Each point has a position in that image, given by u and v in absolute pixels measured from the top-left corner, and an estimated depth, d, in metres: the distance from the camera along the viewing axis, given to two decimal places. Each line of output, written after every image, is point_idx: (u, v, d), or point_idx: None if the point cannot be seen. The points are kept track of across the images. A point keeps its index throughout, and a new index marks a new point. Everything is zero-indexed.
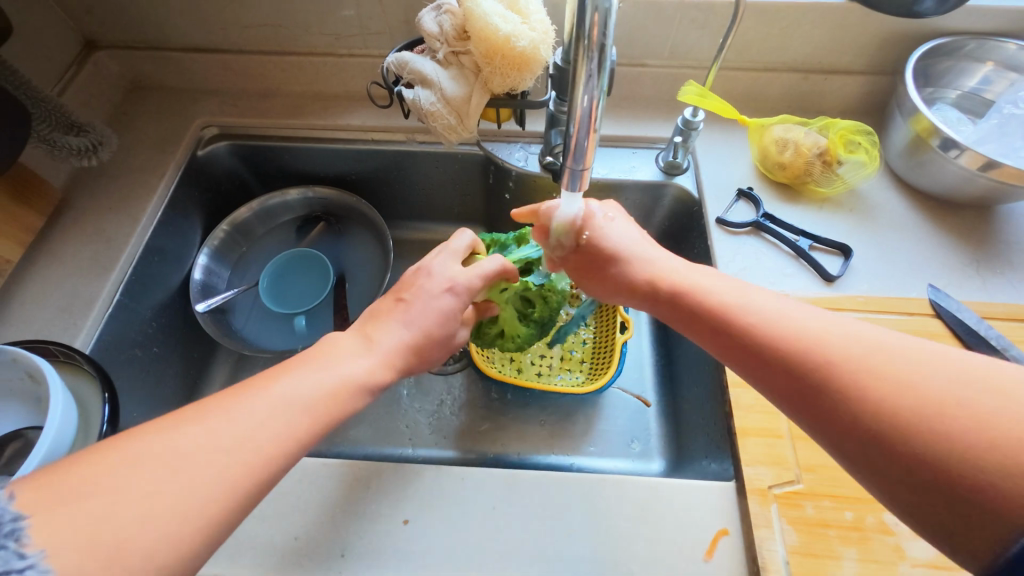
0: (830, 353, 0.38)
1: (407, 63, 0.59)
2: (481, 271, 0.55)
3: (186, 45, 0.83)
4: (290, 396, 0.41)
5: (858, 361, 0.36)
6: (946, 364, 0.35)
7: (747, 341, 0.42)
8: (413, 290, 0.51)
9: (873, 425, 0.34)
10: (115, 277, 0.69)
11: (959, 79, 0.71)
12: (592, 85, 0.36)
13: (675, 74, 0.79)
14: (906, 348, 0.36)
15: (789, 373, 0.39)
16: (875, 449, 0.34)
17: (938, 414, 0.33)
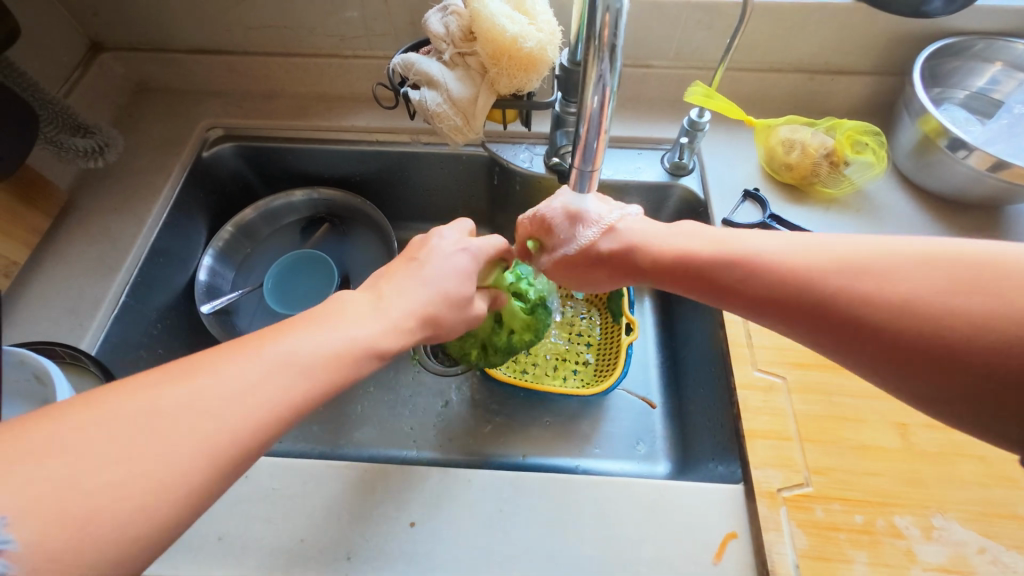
0: (850, 286, 0.40)
1: (413, 65, 0.59)
2: (489, 240, 0.57)
3: (191, 46, 0.83)
4: (292, 354, 0.40)
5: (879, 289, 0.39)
6: (955, 262, 0.38)
7: (767, 289, 0.44)
8: (426, 250, 0.52)
9: (903, 343, 0.38)
10: (121, 277, 0.69)
11: (967, 80, 0.71)
12: (601, 85, 0.36)
13: (681, 74, 0.79)
14: (922, 267, 0.38)
15: (818, 311, 0.41)
16: (910, 364, 0.38)
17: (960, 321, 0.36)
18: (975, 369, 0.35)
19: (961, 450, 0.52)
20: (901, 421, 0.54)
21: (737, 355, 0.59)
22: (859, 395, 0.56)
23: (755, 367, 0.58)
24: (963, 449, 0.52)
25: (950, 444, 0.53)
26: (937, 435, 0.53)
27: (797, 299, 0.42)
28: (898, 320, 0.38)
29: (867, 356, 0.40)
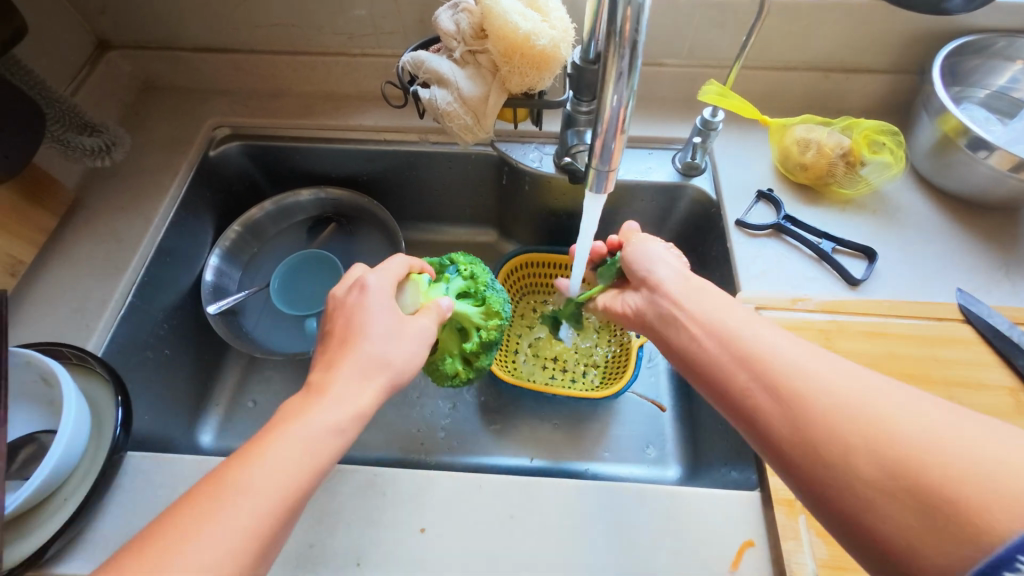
0: (779, 369, 0.38)
1: (423, 63, 0.58)
2: (391, 270, 0.55)
3: (197, 44, 0.83)
4: (312, 432, 0.41)
5: (813, 373, 0.37)
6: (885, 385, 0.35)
7: (706, 346, 0.43)
8: (342, 316, 0.49)
9: (815, 440, 0.35)
10: (127, 277, 0.69)
11: (986, 78, 0.70)
12: (621, 85, 0.36)
13: (693, 73, 0.78)
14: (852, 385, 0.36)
15: (742, 378, 0.40)
16: (817, 457, 0.34)
17: (885, 426, 0.33)
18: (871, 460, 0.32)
19: None
20: None
21: None
22: None
23: None
24: None
25: None
26: None
27: (725, 364, 0.41)
28: (819, 407, 0.35)
29: (775, 442, 0.37)
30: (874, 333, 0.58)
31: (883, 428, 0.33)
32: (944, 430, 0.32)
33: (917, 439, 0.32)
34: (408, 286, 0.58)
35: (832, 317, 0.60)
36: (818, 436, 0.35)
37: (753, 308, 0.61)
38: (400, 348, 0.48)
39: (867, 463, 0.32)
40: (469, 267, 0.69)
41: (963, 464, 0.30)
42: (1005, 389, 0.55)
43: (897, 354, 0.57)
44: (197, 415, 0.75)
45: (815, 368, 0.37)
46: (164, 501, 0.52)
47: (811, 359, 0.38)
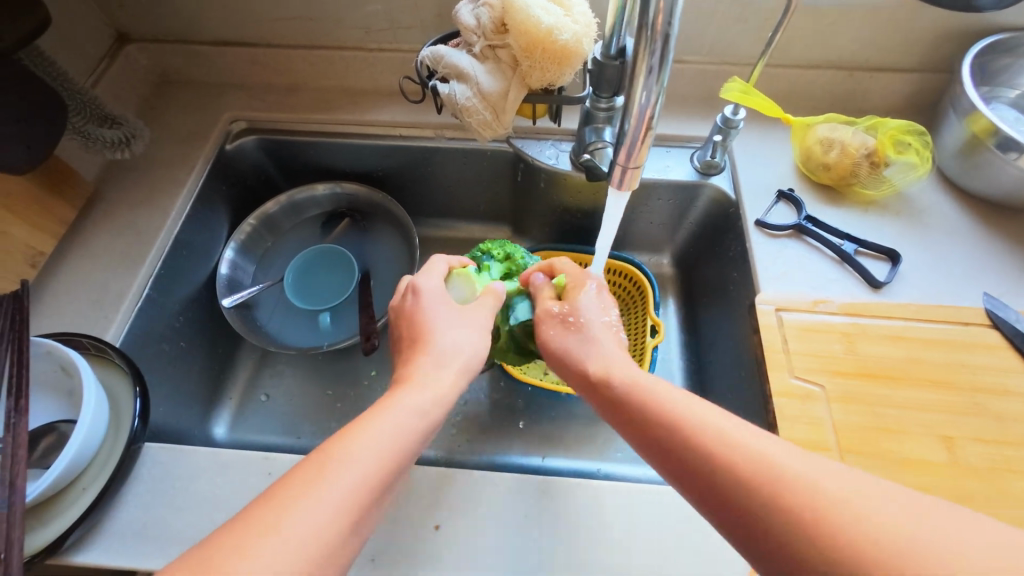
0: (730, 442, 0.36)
1: (442, 57, 0.58)
2: (437, 273, 0.56)
3: (215, 38, 0.83)
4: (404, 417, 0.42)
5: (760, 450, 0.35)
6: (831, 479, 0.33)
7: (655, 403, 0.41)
8: (415, 326, 0.50)
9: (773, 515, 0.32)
10: (145, 270, 0.69)
11: (1016, 78, 0.68)
12: (651, 81, 0.35)
13: (713, 70, 0.77)
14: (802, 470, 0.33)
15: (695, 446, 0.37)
16: (763, 538, 0.32)
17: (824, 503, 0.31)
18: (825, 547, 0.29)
19: (1013, 466, 0.50)
20: (947, 435, 0.52)
21: (773, 362, 0.56)
22: (902, 406, 0.53)
23: (792, 375, 0.55)
24: (1015, 465, 0.50)
25: (1002, 460, 0.50)
26: (987, 450, 0.51)
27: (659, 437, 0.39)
28: (755, 484, 0.33)
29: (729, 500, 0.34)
30: (897, 337, 0.57)
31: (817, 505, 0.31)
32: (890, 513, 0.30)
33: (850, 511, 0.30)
34: (455, 283, 0.60)
35: (854, 320, 0.59)
36: (756, 516, 0.32)
37: (773, 309, 0.60)
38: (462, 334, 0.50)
39: (812, 550, 0.30)
40: (500, 249, 0.70)
41: (898, 538, 0.28)
42: None
43: (922, 359, 0.56)
44: (211, 408, 0.75)
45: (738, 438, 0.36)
46: (180, 493, 0.52)
47: (733, 424, 0.37)
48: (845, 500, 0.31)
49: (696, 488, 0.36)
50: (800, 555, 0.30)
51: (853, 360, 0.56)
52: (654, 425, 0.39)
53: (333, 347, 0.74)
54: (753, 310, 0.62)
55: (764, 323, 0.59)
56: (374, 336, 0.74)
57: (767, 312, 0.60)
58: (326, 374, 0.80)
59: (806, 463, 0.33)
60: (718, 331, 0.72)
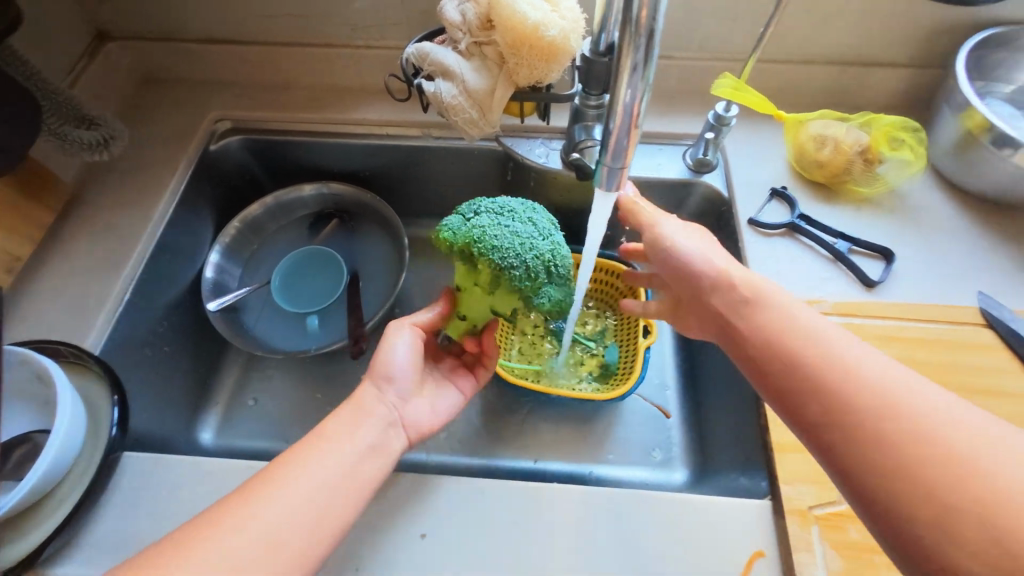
0: (859, 385, 0.38)
1: (427, 54, 0.57)
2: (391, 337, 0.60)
3: (197, 35, 0.81)
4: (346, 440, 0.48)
5: (894, 394, 0.37)
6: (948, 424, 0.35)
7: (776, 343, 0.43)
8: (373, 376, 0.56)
9: (888, 454, 0.35)
10: (126, 274, 0.68)
11: (1014, 72, 0.67)
12: (636, 78, 0.34)
13: (706, 66, 0.76)
14: (913, 412, 0.36)
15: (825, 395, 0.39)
16: (872, 471, 0.35)
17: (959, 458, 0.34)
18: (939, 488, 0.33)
19: None
20: None
21: None
22: None
23: None
24: None
25: None
26: None
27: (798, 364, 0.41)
28: (896, 426, 0.36)
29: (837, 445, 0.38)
30: (891, 337, 0.57)
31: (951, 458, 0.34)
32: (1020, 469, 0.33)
33: (986, 465, 0.33)
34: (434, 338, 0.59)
35: (847, 320, 0.58)
36: (874, 460, 0.36)
37: None
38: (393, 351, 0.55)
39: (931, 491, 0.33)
40: None
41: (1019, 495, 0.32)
42: None
43: (916, 359, 0.55)
44: (198, 413, 0.74)
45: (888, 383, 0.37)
46: (160, 503, 0.50)
47: (872, 362, 0.39)
48: (983, 459, 0.33)
49: (817, 423, 0.39)
50: (928, 491, 0.33)
51: None
52: (784, 365, 0.42)
53: (321, 351, 0.72)
54: None
55: None
56: (362, 340, 0.74)
57: None
58: (314, 377, 0.78)
59: (946, 415, 0.36)
60: None
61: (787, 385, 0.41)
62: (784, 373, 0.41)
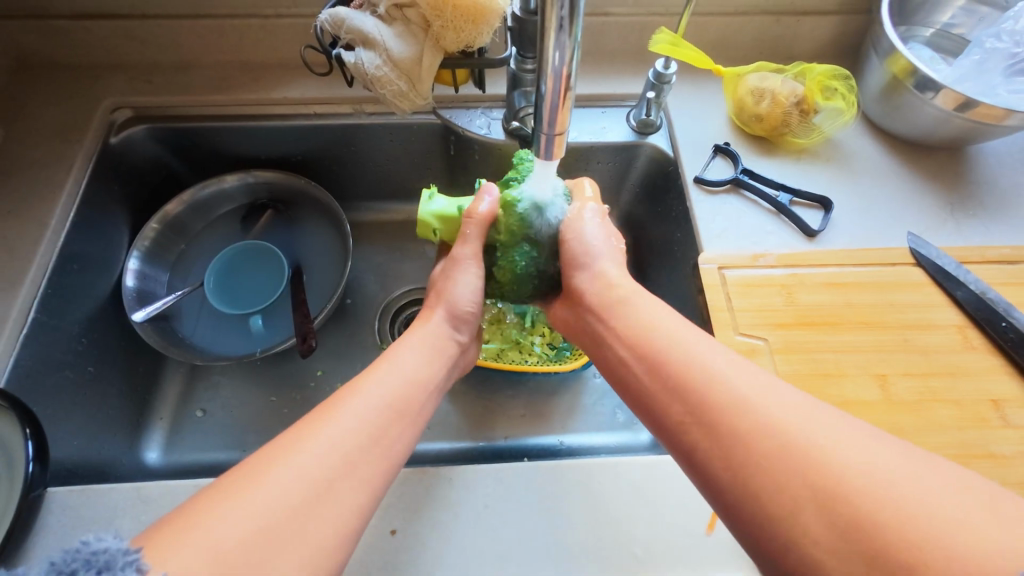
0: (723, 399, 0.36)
1: (343, 20, 0.51)
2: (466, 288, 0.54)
3: (74, 11, 0.70)
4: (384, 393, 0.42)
5: (750, 398, 0.35)
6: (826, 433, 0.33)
7: (653, 362, 0.42)
8: (427, 315, 0.53)
9: (763, 472, 0.32)
10: (26, 291, 0.60)
11: (931, 16, 0.69)
12: (563, 38, 0.33)
13: (641, 22, 0.73)
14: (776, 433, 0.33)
15: (676, 396, 0.39)
16: (745, 490, 0.33)
17: (813, 438, 0.32)
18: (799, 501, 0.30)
19: (937, 394, 0.53)
20: (880, 373, 0.54)
21: (718, 321, 0.56)
22: (839, 349, 0.55)
23: (737, 332, 0.56)
24: (939, 393, 0.53)
25: (927, 391, 0.53)
26: (914, 383, 0.53)
27: (659, 384, 0.40)
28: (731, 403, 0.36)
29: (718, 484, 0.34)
30: (833, 283, 0.59)
31: (819, 453, 0.31)
32: (884, 466, 0.30)
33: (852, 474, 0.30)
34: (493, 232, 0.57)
35: (792, 271, 0.59)
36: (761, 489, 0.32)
37: (716, 268, 0.60)
38: (460, 285, 0.54)
39: (803, 505, 0.30)
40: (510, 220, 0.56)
41: (853, 460, 0.31)
42: (954, 326, 0.56)
43: (854, 302, 0.58)
44: (140, 431, 0.68)
45: (747, 386, 0.36)
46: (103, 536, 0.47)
47: (737, 375, 0.37)
48: (831, 449, 0.31)
49: (713, 452, 0.35)
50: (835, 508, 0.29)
51: (794, 310, 0.57)
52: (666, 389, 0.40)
53: (269, 352, 0.67)
54: (697, 270, 0.62)
55: (708, 284, 0.59)
56: (310, 337, 0.68)
57: (710, 271, 0.59)
58: (267, 379, 0.73)
59: (797, 423, 0.33)
60: (666, 293, 0.71)
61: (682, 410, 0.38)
62: (672, 399, 0.39)
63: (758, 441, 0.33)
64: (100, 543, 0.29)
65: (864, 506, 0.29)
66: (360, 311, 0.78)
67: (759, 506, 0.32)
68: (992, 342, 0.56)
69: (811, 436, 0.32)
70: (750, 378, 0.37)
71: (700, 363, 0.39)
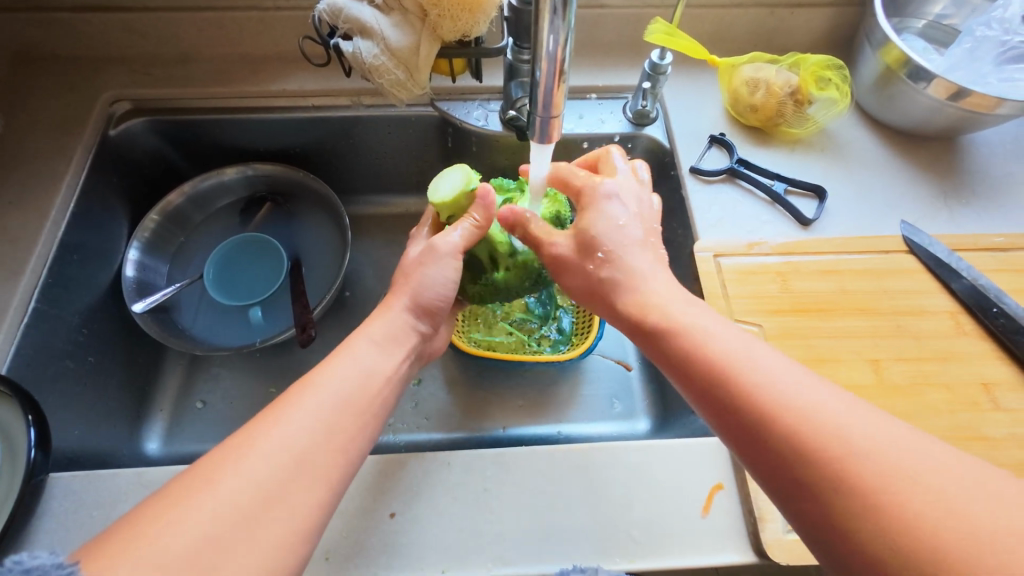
0: (773, 409, 0.35)
1: (341, 10, 0.52)
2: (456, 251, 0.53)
3: (73, 3, 0.71)
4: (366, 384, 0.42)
5: (804, 404, 0.34)
6: (888, 449, 0.31)
7: (694, 364, 0.40)
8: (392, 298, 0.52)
9: (821, 487, 0.32)
10: (27, 281, 0.61)
11: (924, 7, 0.69)
12: (556, 22, 0.33)
13: (637, 14, 0.74)
14: (836, 449, 0.32)
15: (722, 399, 0.37)
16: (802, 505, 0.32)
17: (870, 454, 0.31)
18: (858, 524, 0.30)
19: (929, 378, 0.54)
20: (873, 358, 0.55)
21: (714, 308, 0.57)
22: (833, 335, 0.56)
23: (732, 319, 0.56)
24: (931, 377, 0.54)
25: (920, 375, 0.54)
26: (907, 368, 0.54)
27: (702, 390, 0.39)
28: (781, 415, 0.34)
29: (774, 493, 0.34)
30: (826, 271, 0.59)
31: (882, 474, 0.30)
32: (945, 484, 0.29)
33: (914, 496, 0.29)
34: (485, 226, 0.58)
35: (787, 259, 0.60)
36: (815, 505, 0.32)
37: (712, 256, 0.60)
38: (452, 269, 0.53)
39: (866, 526, 0.30)
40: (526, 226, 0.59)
41: (918, 480, 0.30)
42: (946, 313, 0.57)
43: (848, 289, 0.58)
44: (141, 421, 0.69)
45: (798, 393, 0.35)
46: (102, 521, 0.48)
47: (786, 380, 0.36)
48: (894, 466, 0.30)
49: (764, 462, 0.35)
50: (899, 532, 0.29)
51: (788, 297, 0.58)
52: (711, 394, 0.38)
53: (268, 342, 0.68)
54: (693, 259, 0.63)
55: (704, 271, 0.59)
56: (310, 327, 0.69)
57: (706, 259, 0.60)
58: (267, 369, 0.73)
59: (854, 439, 0.32)
60: None
61: (732, 417, 0.37)
62: (717, 403, 0.38)
63: (815, 459, 0.32)
64: (34, 560, 0.30)
65: (935, 533, 0.28)
66: (359, 303, 0.79)
67: (815, 521, 0.32)
68: (984, 327, 0.56)
69: (872, 452, 0.31)
70: (799, 385, 0.35)
71: (748, 368, 0.37)
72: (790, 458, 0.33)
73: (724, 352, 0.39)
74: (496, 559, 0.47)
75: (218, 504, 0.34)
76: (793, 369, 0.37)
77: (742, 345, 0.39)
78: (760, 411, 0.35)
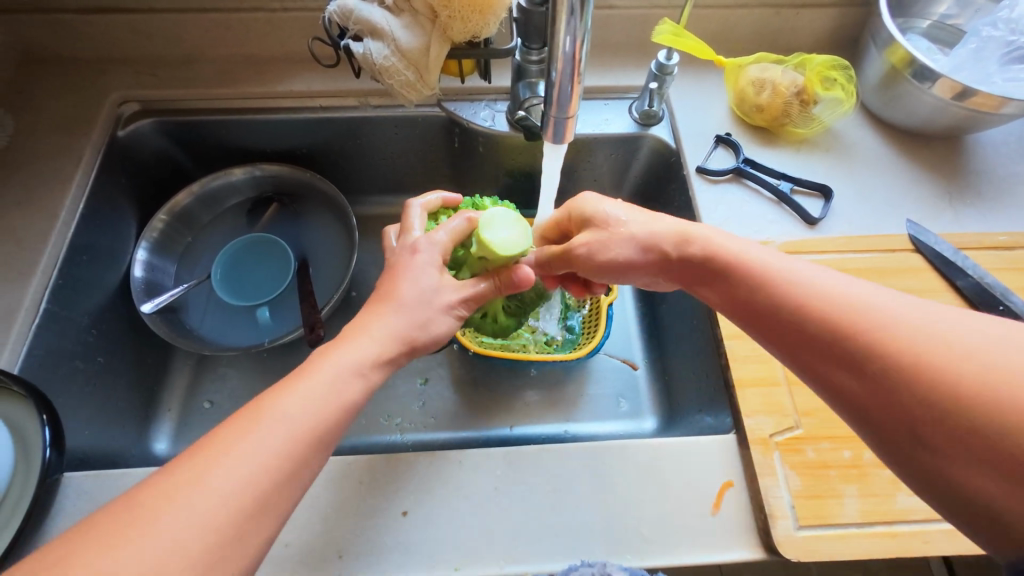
0: (836, 314, 0.38)
1: (352, 11, 0.52)
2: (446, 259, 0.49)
3: (81, 5, 0.71)
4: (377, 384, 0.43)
5: (867, 307, 0.37)
6: (950, 333, 0.34)
7: (757, 286, 0.43)
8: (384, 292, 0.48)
9: (893, 376, 0.34)
10: (37, 281, 0.61)
11: (929, 7, 0.70)
12: (574, 24, 0.34)
13: (644, 15, 0.74)
14: (900, 339, 0.35)
15: (786, 315, 0.40)
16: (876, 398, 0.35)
17: (937, 338, 0.34)
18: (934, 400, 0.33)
19: None
20: None
21: None
22: None
23: None
24: None
25: None
26: None
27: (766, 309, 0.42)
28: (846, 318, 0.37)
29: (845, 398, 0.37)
30: (833, 270, 0.60)
31: (951, 352, 0.33)
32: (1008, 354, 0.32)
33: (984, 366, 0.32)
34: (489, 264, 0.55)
35: (793, 258, 0.60)
36: (889, 394, 0.34)
37: None
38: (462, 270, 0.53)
39: (942, 399, 0.32)
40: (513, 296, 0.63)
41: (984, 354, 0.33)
42: None
43: None
44: (149, 421, 0.69)
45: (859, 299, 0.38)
46: None
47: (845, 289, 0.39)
48: (959, 344, 0.34)
49: (835, 365, 0.37)
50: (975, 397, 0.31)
51: None
52: (775, 311, 0.41)
53: (276, 342, 0.68)
54: None
55: None
56: (318, 327, 0.69)
57: None
58: (274, 370, 0.73)
59: (917, 326, 0.35)
60: None
61: (795, 331, 0.40)
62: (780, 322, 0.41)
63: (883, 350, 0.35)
64: None
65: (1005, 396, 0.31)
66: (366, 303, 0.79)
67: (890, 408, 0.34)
68: None
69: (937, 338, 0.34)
70: (857, 291, 0.39)
71: (805, 285, 0.41)
72: (861, 353, 0.36)
73: (783, 273, 0.42)
74: (507, 558, 0.47)
75: (235, 502, 0.34)
76: (848, 281, 0.40)
77: (801, 270, 0.42)
78: (824, 317, 0.38)
